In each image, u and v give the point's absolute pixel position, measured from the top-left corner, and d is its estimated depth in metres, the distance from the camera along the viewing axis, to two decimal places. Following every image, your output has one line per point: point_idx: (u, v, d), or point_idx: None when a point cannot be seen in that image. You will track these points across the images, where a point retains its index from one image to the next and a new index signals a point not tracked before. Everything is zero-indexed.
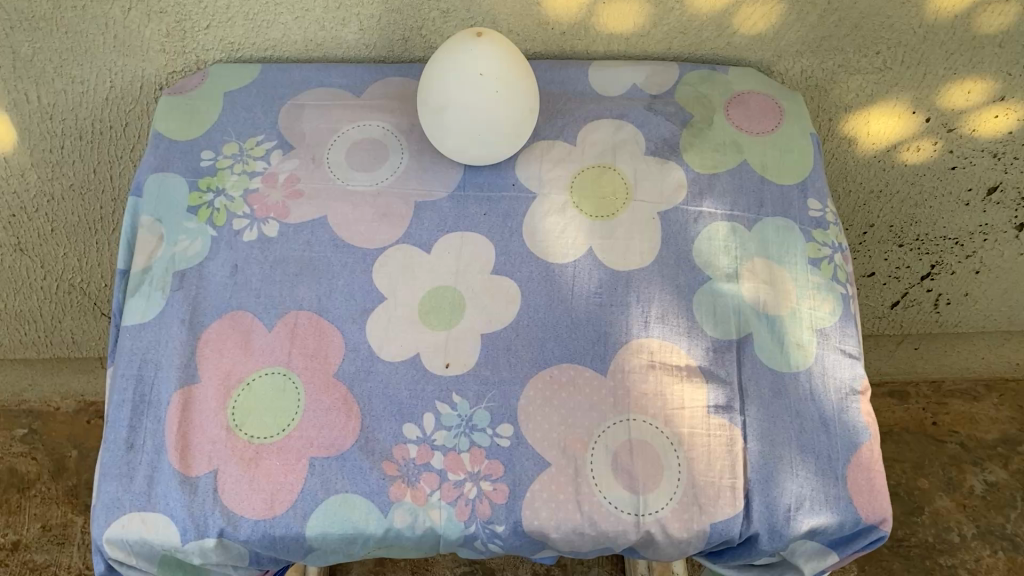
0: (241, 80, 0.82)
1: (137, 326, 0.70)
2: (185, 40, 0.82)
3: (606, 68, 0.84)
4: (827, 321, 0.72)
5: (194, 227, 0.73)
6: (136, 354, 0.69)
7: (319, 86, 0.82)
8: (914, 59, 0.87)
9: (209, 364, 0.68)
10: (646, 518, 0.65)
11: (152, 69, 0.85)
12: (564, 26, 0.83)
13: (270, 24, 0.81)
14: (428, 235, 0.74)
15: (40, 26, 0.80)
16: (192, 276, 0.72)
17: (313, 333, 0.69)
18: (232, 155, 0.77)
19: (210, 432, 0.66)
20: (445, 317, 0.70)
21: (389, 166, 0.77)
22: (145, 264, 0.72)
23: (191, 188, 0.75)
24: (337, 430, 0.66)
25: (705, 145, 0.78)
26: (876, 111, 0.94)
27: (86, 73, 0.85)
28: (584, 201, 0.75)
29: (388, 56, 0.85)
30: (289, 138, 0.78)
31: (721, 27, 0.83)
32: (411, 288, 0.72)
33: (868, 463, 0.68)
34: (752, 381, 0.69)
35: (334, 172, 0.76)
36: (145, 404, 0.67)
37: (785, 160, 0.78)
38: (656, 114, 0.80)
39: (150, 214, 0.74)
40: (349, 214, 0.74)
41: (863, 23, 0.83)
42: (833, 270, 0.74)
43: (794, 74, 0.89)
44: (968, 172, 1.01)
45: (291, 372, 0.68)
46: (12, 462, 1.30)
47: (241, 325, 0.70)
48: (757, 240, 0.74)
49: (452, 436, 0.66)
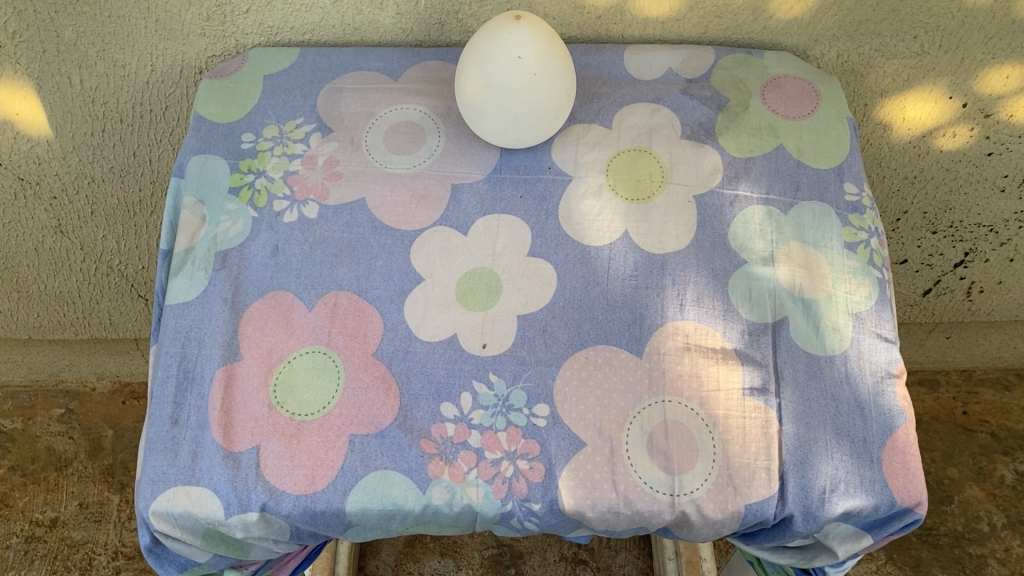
0: (280, 63, 0.83)
1: (181, 305, 0.71)
2: (225, 24, 0.83)
3: (641, 52, 0.84)
4: (863, 305, 0.72)
5: (236, 208, 0.75)
6: (181, 333, 0.70)
7: (357, 70, 0.82)
8: (951, 43, 0.87)
9: (251, 343, 0.69)
10: (682, 499, 0.65)
11: (193, 52, 0.86)
12: (600, 10, 0.83)
13: (308, 8, 0.82)
14: (465, 217, 0.75)
15: (84, 11, 0.81)
16: (234, 256, 0.73)
17: (352, 313, 0.70)
18: (272, 138, 0.78)
19: (252, 410, 0.67)
20: (482, 299, 0.71)
21: (427, 148, 0.77)
22: (188, 244, 0.73)
23: (232, 169, 0.76)
24: (376, 408, 0.67)
25: (740, 129, 0.79)
26: (912, 96, 0.93)
27: (128, 57, 0.86)
28: (620, 185, 0.76)
29: (425, 40, 0.86)
30: (328, 121, 0.79)
31: (757, 11, 0.83)
32: (449, 270, 0.72)
33: (903, 446, 0.68)
34: (788, 364, 0.69)
35: (372, 155, 0.77)
36: (189, 381, 0.69)
37: (822, 144, 0.78)
38: (691, 98, 0.80)
39: (192, 196, 0.75)
40: (387, 196, 0.75)
41: (901, 7, 0.83)
42: (869, 255, 0.74)
43: (830, 59, 0.88)
44: (1005, 158, 1.01)
45: (331, 351, 0.69)
46: (50, 441, 1.33)
47: (282, 305, 0.71)
48: (793, 224, 0.74)
49: (489, 415, 0.67)
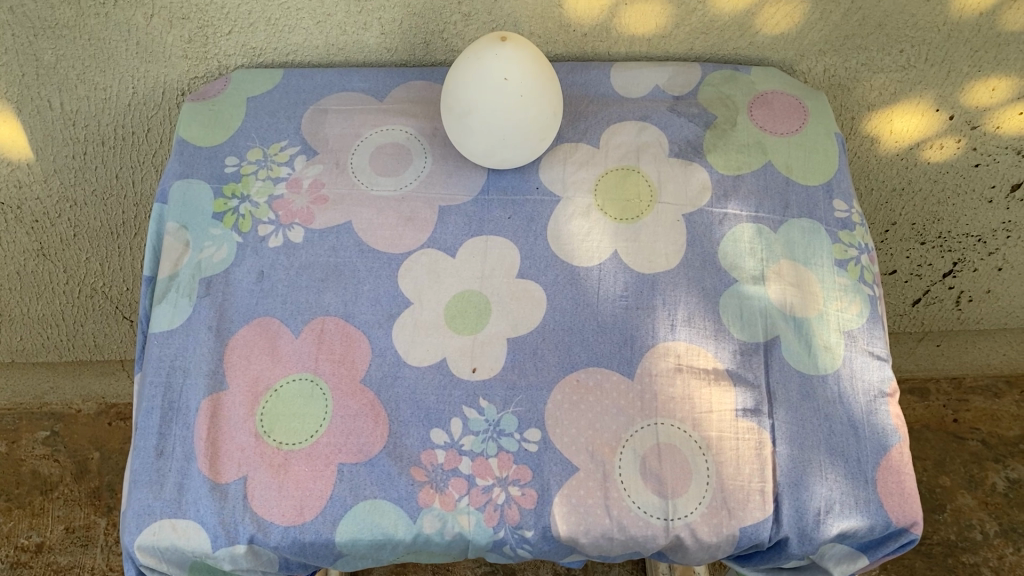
0: (263, 84, 0.82)
1: (165, 333, 0.70)
2: (207, 46, 0.82)
3: (628, 70, 0.83)
4: (855, 323, 0.72)
5: (220, 233, 0.73)
6: (165, 362, 0.69)
7: (341, 91, 0.81)
8: (937, 57, 0.86)
9: (236, 372, 0.68)
10: (676, 523, 0.64)
11: (175, 74, 0.85)
12: (585, 27, 0.82)
13: (292, 29, 0.81)
14: (454, 239, 0.74)
15: (64, 34, 0.80)
16: (219, 282, 0.71)
17: (340, 339, 0.69)
18: (256, 161, 0.77)
19: (239, 440, 0.66)
20: (471, 322, 0.70)
21: (414, 170, 0.76)
22: (172, 270, 0.72)
23: (216, 194, 0.75)
24: (364, 436, 0.66)
25: (728, 146, 0.78)
26: (900, 109, 0.93)
27: (109, 80, 0.85)
28: (609, 205, 0.75)
29: (410, 59, 0.85)
30: (313, 143, 0.78)
31: (743, 27, 0.83)
32: (437, 293, 0.72)
33: (898, 466, 0.67)
34: (780, 385, 0.69)
35: (358, 177, 0.76)
36: (174, 411, 0.67)
37: (810, 160, 0.78)
38: (678, 116, 0.80)
39: (176, 221, 0.74)
40: (374, 219, 0.74)
41: (887, 22, 0.83)
42: (860, 271, 0.74)
43: (817, 73, 0.88)
44: (992, 169, 1.01)
45: (318, 379, 0.68)
46: (35, 465, 1.31)
47: (268, 331, 0.70)
48: (783, 242, 0.74)
49: (480, 441, 0.66)
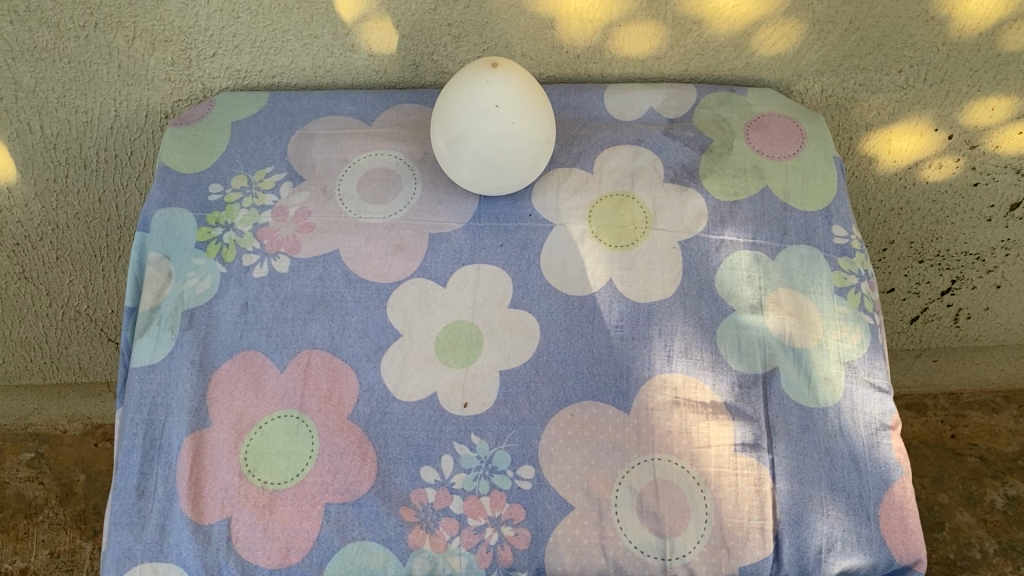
0: (249, 108, 0.80)
1: (146, 367, 0.68)
2: (190, 69, 0.80)
3: (622, 92, 0.81)
4: (855, 353, 0.70)
5: (203, 264, 0.71)
6: (147, 398, 0.67)
7: (329, 114, 0.79)
8: (936, 76, 0.85)
9: (220, 408, 0.66)
10: (674, 563, 0.63)
11: (158, 97, 0.83)
12: (578, 49, 0.80)
13: (277, 51, 0.79)
14: (444, 268, 0.72)
15: (43, 57, 0.78)
16: (202, 315, 0.69)
17: (327, 373, 0.67)
18: (240, 188, 0.75)
19: (223, 479, 0.64)
20: (462, 354, 0.69)
21: (403, 196, 0.74)
22: (154, 302, 0.70)
23: (199, 223, 0.73)
24: (352, 475, 0.64)
25: (724, 171, 0.76)
26: (898, 129, 0.91)
27: (90, 103, 0.83)
28: (603, 231, 0.73)
29: (399, 82, 0.83)
30: (299, 170, 0.76)
31: (739, 48, 0.81)
32: (427, 324, 0.70)
33: (900, 501, 0.66)
34: (780, 418, 0.67)
35: (346, 205, 0.74)
36: (156, 449, 0.65)
37: (808, 185, 0.76)
38: (673, 139, 0.78)
39: (158, 251, 0.72)
40: (362, 248, 0.72)
41: (885, 42, 0.81)
42: (860, 300, 0.72)
43: (814, 94, 0.87)
44: (991, 188, 0.99)
45: (305, 415, 0.66)
46: (19, 487, 1.28)
47: (253, 366, 0.68)
48: (781, 270, 0.72)
49: (472, 479, 0.64)
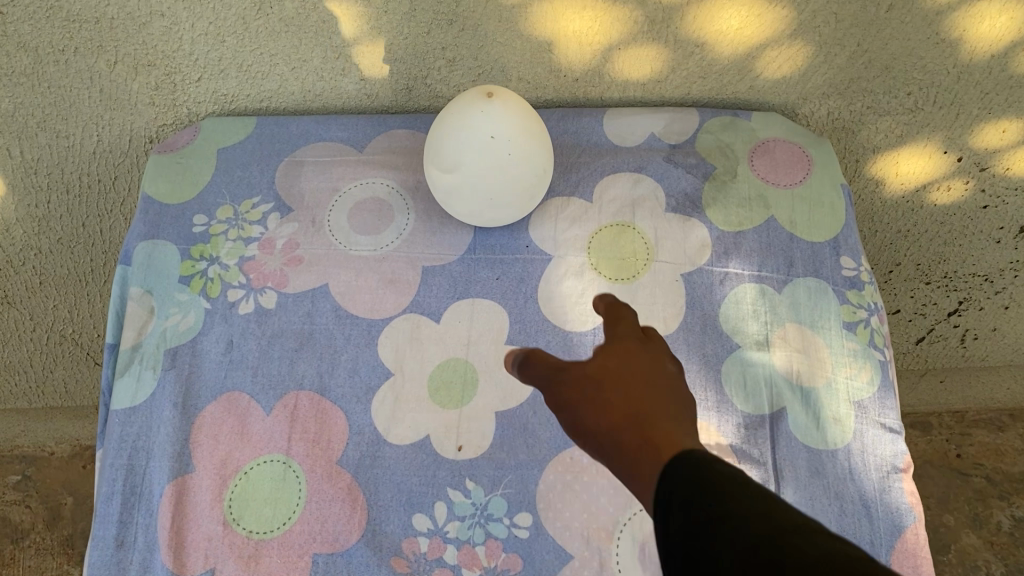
0: (236, 134, 0.77)
1: (127, 410, 0.65)
2: (175, 93, 0.78)
3: (622, 117, 0.79)
4: (865, 392, 0.67)
5: (187, 299, 0.69)
6: (127, 442, 0.64)
7: (318, 140, 0.76)
8: (946, 99, 0.82)
9: (203, 452, 0.63)
10: None
11: (142, 122, 0.80)
12: (577, 72, 0.78)
13: (265, 76, 0.77)
14: (438, 302, 0.69)
15: (21, 82, 0.76)
16: (185, 353, 0.67)
17: (314, 416, 0.65)
18: (226, 220, 0.72)
19: (206, 528, 0.61)
20: (456, 394, 0.66)
21: (395, 228, 0.72)
22: (135, 340, 0.67)
23: (183, 256, 0.70)
24: (341, 524, 0.61)
25: (728, 200, 0.74)
26: (906, 152, 0.88)
27: (71, 128, 0.80)
28: (603, 263, 0.71)
29: (392, 106, 0.80)
30: (287, 200, 0.73)
31: (743, 71, 0.78)
32: (420, 362, 0.67)
33: (914, 549, 0.62)
34: (787, 461, 0.64)
35: (336, 236, 0.71)
36: (136, 497, 0.62)
37: (815, 214, 0.73)
38: (675, 166, 0.75)
39: (139, 285, 0.69)
40: (352, 282, 0.69)
41: (894, 64, 0.78)
42: (870, 334, 0.69)
43: (820, 116, 0.84)
44: (1001, 211, 0.95)
45: (291, 460, 0.63)
46: (5, 511, 1.25)
47: (237, 408, 0.65)
48: (788, 304, 0.70)
49: (466, 527, 0.61)
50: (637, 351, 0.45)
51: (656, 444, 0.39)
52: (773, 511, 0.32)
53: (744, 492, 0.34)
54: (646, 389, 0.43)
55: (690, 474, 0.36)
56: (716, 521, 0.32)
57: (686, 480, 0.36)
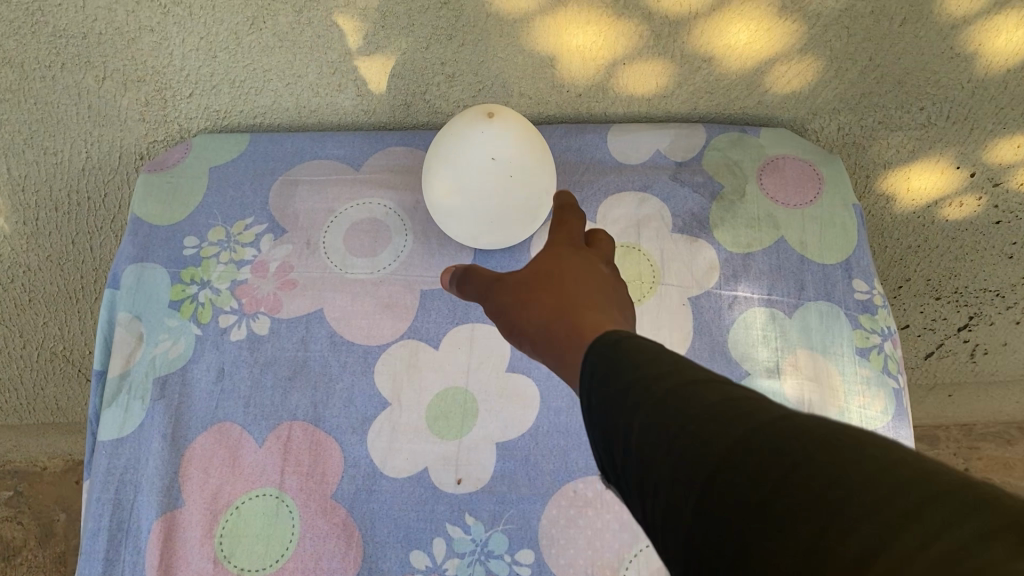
0: (229, 154, 0.74)
1: (114, 441, 0.63)
2: (166, 109, 0.75)
3: (626, 133, 0.76)
4: (879, 422, 0.65)
5: (177, 325, 0.66)
6: (113, 475, 0.62)
7: (313, 158, 0.73)
8: (960, 114, 0.79)
9: (192, 486, 0.61)
10: None
11: (132, 138, 0.78)
12: (580, 87, 0.75)
13: (259, 91, 0.75)
14: (436, 327, 0.66)
15: (8, 98, 0.74)
16: (175, 382, 0.64)
17: (308, 448, 0.62)
18: (218, 242, 0.70)
19: (196, 566, 0.59)
20: (456, 425, 0.63)
21: (392, 250, 0.69)
22: (123, 368, 0.65)
23: (173, 279, 0.68)
24: (336, 561, 0.60)
25: (736, 220, 0.72)
26: (917, 168, 0.86)
27: (59, 145, 0.78)
28: None
29: (390, 122, 0.78)
30: (281, 221, 0.70)
31: (752, 86, 0.76)
32: (418, 391, 0.64)
33: None
34: None
35: (332, 258, 0.69)
36: (122, 533, 0.61)
37: (827, 234, 0.71)
38: (681, 185, 0.73)
39: (127, 310, 0.67)
40: (348, 306, 0.67)
41: (907, 78, 0.76)
42: (884, 361, 0.67)
43: (830, 131, 0.82)
44: (1014, 227, 0.92)
45: (284, 495, 0.61)
46: None
47: (228, 439, 0.63)
48: (798, 329, 0.68)
49: (465, 564, 0.60)
50: (565, 253, 0.48)
51: (579, 329, 0.40)
52: (682, 369, 0.32)
53: (654, 356, 0.33)
54: (571, 285, 0.45)
55: (606, 350, 0.36)
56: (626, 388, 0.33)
57: (602, 355, 0.36)
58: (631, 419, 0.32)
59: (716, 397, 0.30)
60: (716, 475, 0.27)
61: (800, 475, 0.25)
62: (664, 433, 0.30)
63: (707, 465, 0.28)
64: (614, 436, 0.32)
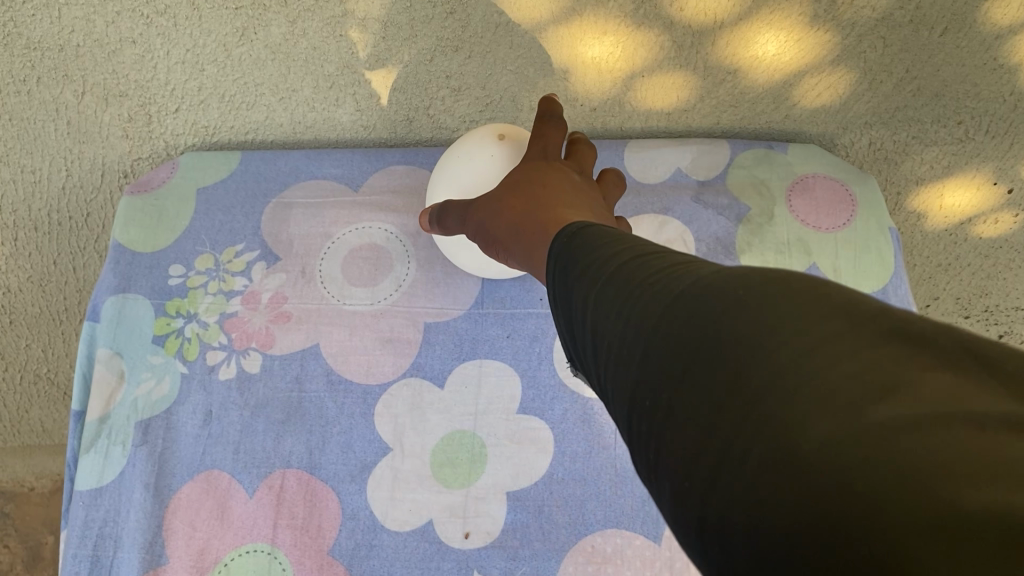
0: (216, 174, 0.69)
1: (92, 491, 0.58)
2: (151, 125, 0.71)
3: (646, 150, 0.71)
4: None
5: (160, 363, 0.61)
6: (92, 529, 0.57)
7: (309, 177, 0.68)
8: (1002, 128, 0.71)
9: (177, 540, 0.57)
10: None
11: (115, 155, 0.73)
12: (595, 101, 0.70)
13: (251, 106, 0.69)
14: (441, 365, 0.61)
15: None
16: (159, 425, 0.60)
17: (302, 498, 0.58)
18: (206, 271, 0.64)
19: None
20: (463, 473, 0.58)
21: (393, 278, 0.64)
22: (103, 411, 0.60)
23: (158, 313, 0.63)
24: None
25: (765, 245, 0.67)
26: (951, 183, 0.75)
27: (37, 162, 0.73)
28: None
29: (391, 138, 0.72)
30: (274, 247, 0.65)
31: (779, 100, 0.70)
32: (422, 435, 0.59)
33: None
34: None
35: (329, 288, 0.64)
36: None
37: (860, 261, 0.66)
38: (705, 208, 0.68)
39: (108, 347, 0.62)
40: (346, 341, 0.62)
41: (945, 92, 0.69)
42: None
43: (860, 147, 0.74)
44: None
45: (277, 551, 0.56)
46: None
47: (217, 489, 0.58)
48: None
49: None
50: (539, 165, 0.47)
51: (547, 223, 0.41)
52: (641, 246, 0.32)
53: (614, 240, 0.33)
54: (543, 191, 0.44)
55: (568, 243, 0.35)
56: (586, 268, 0.32)
57: (564, 249, 0.35)
58: (586, 293, 0.31)
59: (657, 266, 0.29)
60: (652, 327, 0.26)
61: (721, 313, 0.25)
62: (611, 302, 0.29)
63: (645, 318, 0.27)
64: (575, 314, 0.32)
